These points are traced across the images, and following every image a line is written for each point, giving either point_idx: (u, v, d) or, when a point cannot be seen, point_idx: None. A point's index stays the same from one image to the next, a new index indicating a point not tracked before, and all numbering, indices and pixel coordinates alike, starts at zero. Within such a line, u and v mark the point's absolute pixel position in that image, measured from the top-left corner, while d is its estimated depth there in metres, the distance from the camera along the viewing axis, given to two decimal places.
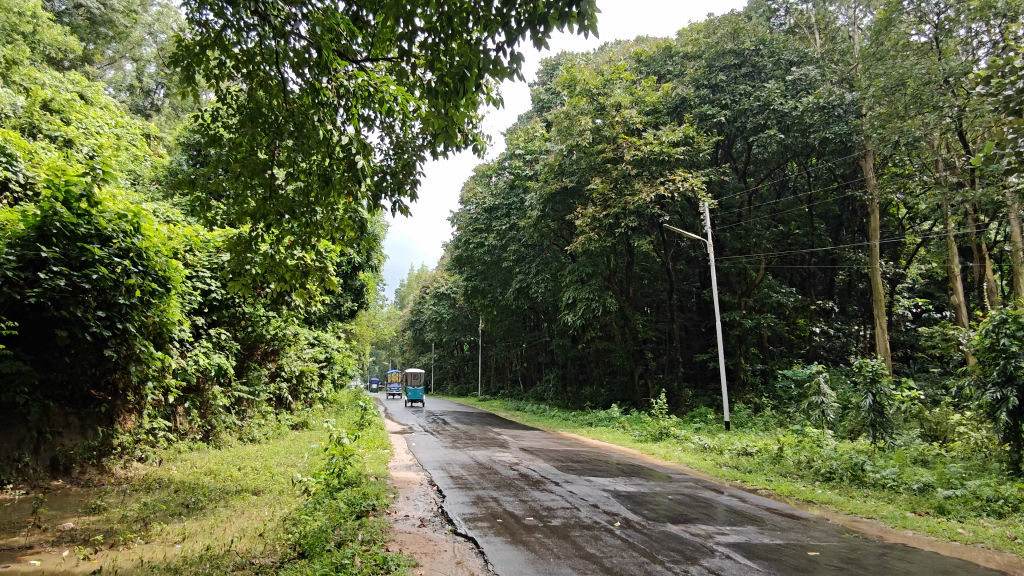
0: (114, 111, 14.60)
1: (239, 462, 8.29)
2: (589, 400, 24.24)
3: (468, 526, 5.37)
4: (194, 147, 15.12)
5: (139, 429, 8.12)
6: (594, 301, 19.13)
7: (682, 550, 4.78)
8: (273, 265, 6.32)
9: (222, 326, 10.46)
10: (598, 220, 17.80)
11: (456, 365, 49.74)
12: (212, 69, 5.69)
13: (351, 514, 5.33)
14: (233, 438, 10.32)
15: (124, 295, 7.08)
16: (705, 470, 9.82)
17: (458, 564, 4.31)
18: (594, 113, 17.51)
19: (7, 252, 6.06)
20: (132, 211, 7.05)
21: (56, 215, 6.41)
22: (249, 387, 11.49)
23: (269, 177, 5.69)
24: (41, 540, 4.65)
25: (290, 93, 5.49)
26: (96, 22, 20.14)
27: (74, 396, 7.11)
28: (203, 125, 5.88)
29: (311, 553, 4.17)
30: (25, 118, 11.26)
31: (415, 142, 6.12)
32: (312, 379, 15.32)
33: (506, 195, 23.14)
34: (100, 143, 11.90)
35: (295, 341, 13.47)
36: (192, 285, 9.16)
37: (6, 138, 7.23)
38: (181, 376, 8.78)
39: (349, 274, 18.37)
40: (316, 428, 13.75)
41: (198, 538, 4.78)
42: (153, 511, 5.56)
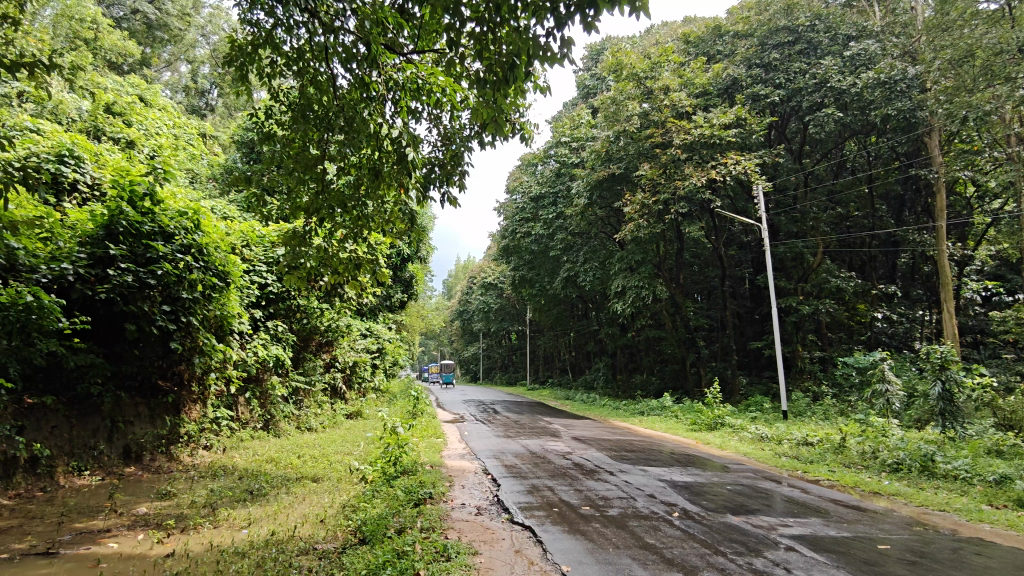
0: (171, 112, 15.11)
1: (298, 450, 8.54)
2: (640, 389, 24.08)
3: (525, 515, 5.40)
4: (248, 145, 15.53)
5: (204, 418, 8.47)
6: (644, 289, 18.88)
7: (744, 542, 4.69)
8: (327, 258, 6.48)
9: (279, 318, 10.80)
10: (647, 206, 17.53)
11: (504, 354, 49.89)
12: (264, 67, 5.83)
13: (410, 502, 5.43)
14: (292, 427, 10.63)
15: (187, 290, 7.35)
16: (764, 460, 9.62)
17: (517, 553, 4.34)
18: (641, 97, 17.32)
19: (79, 251, 6.40)
20: (192, 209, 7.32)
21: (122, 215, 6.69)
22: (305, 377, 11.84)
23: (321, 171, 5.90)
24: (118, 525, 4.89)
25: (341, 89, 5.61)
26: (152, 26, 20.85)
27: (143, 387, 7.48)
28: (257, 123, 6.06)
29: (373, 540, 4.27)
30: (89, 121, 11.77)
31: (463, 133, 6.10)
32: (365, 369, 15.61)
33: (553, 183, 22.90)
34: (160, 143, 12.31)
35: (348, 333, 13.79)
36: (250, 280, 9.52)
37: (73, 141, 7.54)
38: (242, 367, 9.10)
39: (398, 266, 18.63)
40: (370, 417, 14.03)
41: (264, 523, 4.94)
42: (220, 497, 5.78)
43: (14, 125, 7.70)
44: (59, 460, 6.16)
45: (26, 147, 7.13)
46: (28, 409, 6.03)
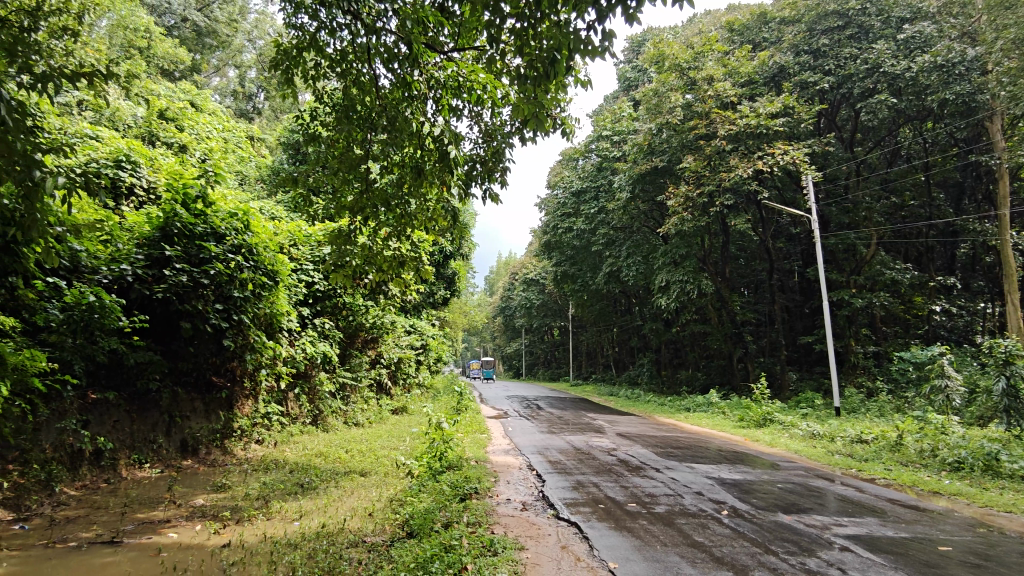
0: (221, 116, 15.56)
1: (347, 445, 8.71)
2: (686, 385, 23.74)
3: (570, 511, 5.39)
4: (294, 146, 15.90)
5: (256, 413, 8.72)
6: (688, 284, 18.60)
7: (796, 541, 4.58)
8: (372, 256, 6.60)
9: (326, 316, 11.05)
10: (692, 199, 17.25)
11: (547, 350, 49.79)
12: (308, 70, 5.97)
13: (456, 496, 5.48)
14: (340, 422, 10.84)
15: (238, 288, 7.58)
16: (816, 458, 9.37)
17: (563, 549, 4.33)
18: (684, 88, 17.12)
19: (136, 252, 6.68)
20: (242, 210, 7.54)
21: (176, 217, 6.94)
22: (352, 373, 12.06)
23: (365, 170, 6.00)
24: (178, 515, 5.09)
25: (383, 88, 5.70)
26: (201, 34, 21.58)
27: (198, 382, 7.75)
28: (303, 124, 6.21)
29: (420, 534, 4.33)
30: (144, 128, 12.22)
31: (504, 129, 6.10)
32: (410, 365, 15.80)
33: (595, 177, 22.73)
34: (210, 147, 12.71)
35: (393, 330, 13.98)
36: (298, 278, 9.77)
37: (129, 146, 7.85)
38: (291, 363, 9.34)
39: (441, 263, 18.81)
40: (415, 412, 14.20)
41: (315, 515, 5.07)
42: (273, 489, 5.94)
43: (75, 133, 8.06)
44: (121, 453, 6.43)
45: (87, 153, 7.47)
46: (92, 403, 6.31)
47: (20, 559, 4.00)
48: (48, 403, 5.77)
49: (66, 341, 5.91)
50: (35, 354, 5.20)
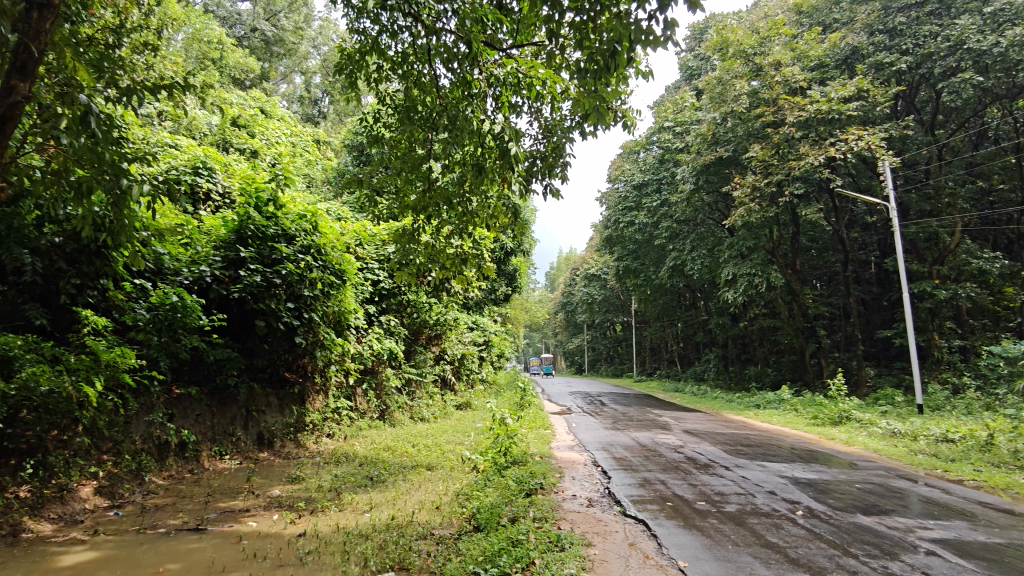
0: (289, 121, 16.12)
1: (413, 439, 8.88)
2: (755, 381, 23.05)
3: (638, 508, 5.32)
4: (359, 148, 16.35)
5: (326, 408, 9.01)
6: (757, 277, 18.05)
7: (877, 544, 4.38)
8: (435, 254, 6.71)
9: (390, 314, 11.34)
10: (759, 189, 16.72)
11: (609, 346, 49.22)
12: (371, 74, 6.16)
13: (521, 491, 5.51)
14: (406, 417, 11.07)
15: (308, 287, 7.84)
16: (897, 458, 8.92)
17: (631, 546, 4.29)
18: (750, 75, 16.68)
19: (214, 255, 7.05)
20: (310, 211, 7.81)
21: (250, 219, 7.26)
22: (417, 369, 12.29)
23: (427, 170, 6.11)
24: (256, 504, 5.32)
25: (443, 88, 5.80)
26: (269, 43, 22.56)
27: (272, 378, 8.09)
28: (367, 127, 6.41)
29: (487, 528, 4.37)
30: (219, 135, 12.81)
31: (564, 125, 6.06)
32: (473, 361, 15.98)
33: (657, 169, 22.49)
34: (279, 152, 13.21)
35: (455, 326, 14.22)
36: (364, 277, 10.04)
37: (206, 153, 8.26)
38: (359, 360, 9.62)
39: (502, 260, 18.92)
40: (478, 408, 14.34)
41: (384, 508, 5.19)
42: (344, 482, 6.14)
43: (158, 142, 8.55)
44: (203, 445, 6.78)
45: (168, 161, 7.89)
46: (176, 398, 6.68)
47: (117, 543, 4.28)
48: (137, 398, 6.10)
49: (152, 340, 6.27)
50: (126, 351, 5.54)
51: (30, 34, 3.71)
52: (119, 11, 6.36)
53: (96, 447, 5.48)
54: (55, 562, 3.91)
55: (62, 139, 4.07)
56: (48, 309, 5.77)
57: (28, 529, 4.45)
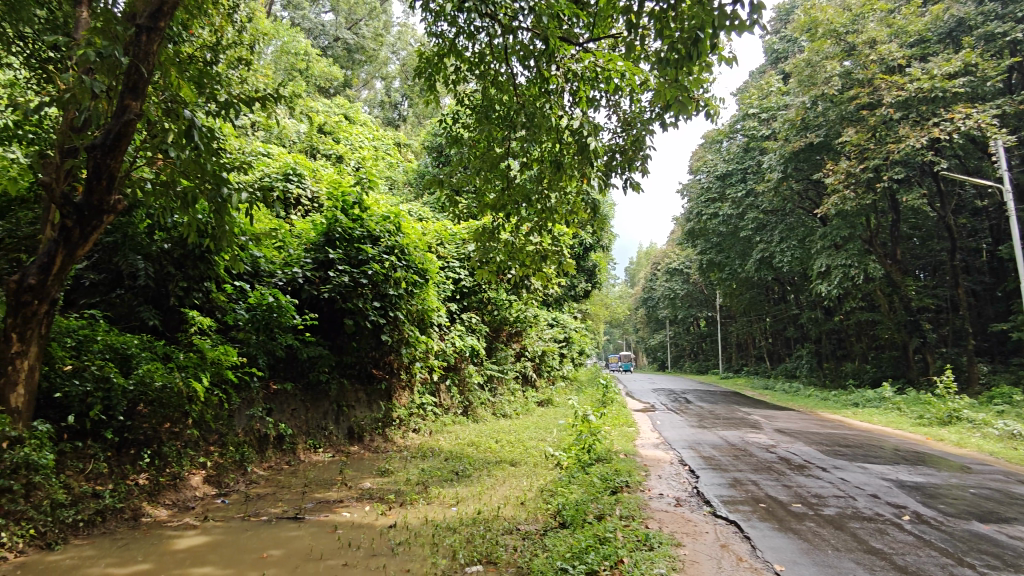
0: (371, 126, 16.64)
1: (496, 435, 8.98)
2: (853, 379, 21.83)
3: (729, 509, 5.17)
4: (438, 149, 16.68)
5: (412, 403, 9.25)
6: (853, 268, 17.10)
7: (997, 555, 4.06)
8: (514, 251, 6.75)
9: (472, 311, 11.54)
10: (854, 175, 15.82)
11: (692, 342, 47.94)
12: (449, 75, 6.37)
13: (606, 488, 5.47)
14: (488, 413, 11.19)
15: (393, 286, 8.10)
16: (1016, 462, 8.22)
17: (723, 548, 4.17)
18: (842, 55, 15.86)
19: (305, 256, 7.42)
20: (393, 213, 8.09)
21: (338, 222, 7.61)
22: (498, 366, 12.43)
23: (506, 168, 6.18)
24: (349, 496, 5.55)
25: (520, 86, 5.85)
26: (351, 51, 23.41)
27: (361, 374, 8.39)
28: (446, 127, 6.61)
29: (573, 524, 4.37)
30: (307, 142, 13.40)
31: (644, 116, 5.94)
32: (553, 357, 15.97)
33: (742, 159, 21.76)
34: (363, 155, 13.71)
35: (535, 323, 14.30)
36: (446, 276, 10.26)
37: (296, 160, 8.71)
38: (442, 357, 9.83)
39: (581, 256, 18.82)
40: (560, 404, 14.31)
41: (470, 502, 5.29)
42: (431, 476, 6.29)
43: (253, 152, 9.11)
44: (299, 438, 7.13)
45: (261, 169, 8.34)
46: (274, 393, 7.06)
47: (224, 528, 4.58)
48: (239, 393, 6.50)
49: (251, 338, 6.65)
50: (227, 349, 5.90)
51: (140, 56, 4.09)
52: (216, 29, 6.77)
53: (203, 439, 5.87)
54: (171, 544, 4.23)
55: (170, 152, 4.40)
56: (160, 310, 6.24)
57: (146, 513, 4.83)
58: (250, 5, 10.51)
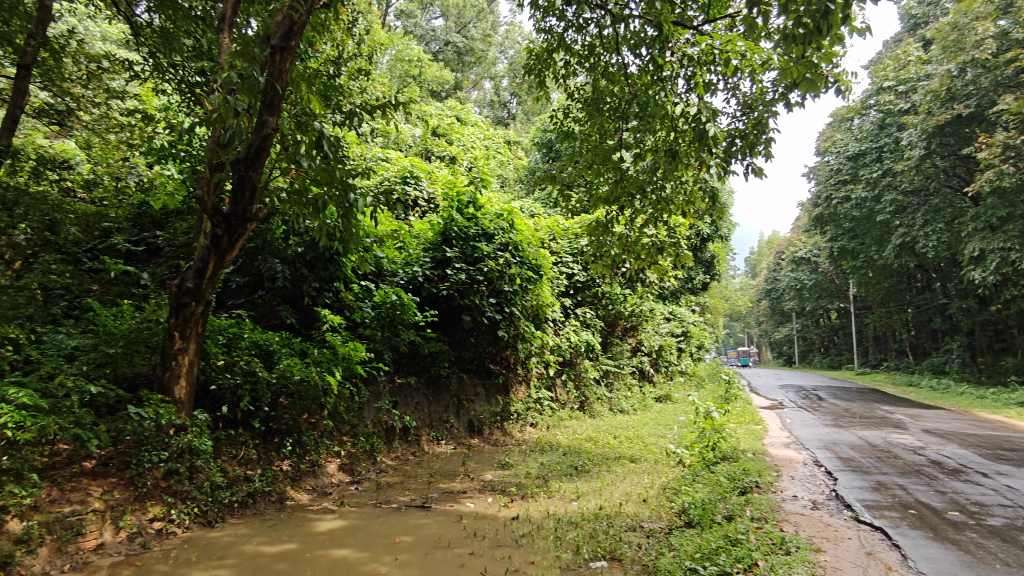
0: (482, 126, 17.00)
1: (613, 431, 8.88)
2: (1016, 374, 19.53)
3: (873, 515, 4.80)
4: (548, 145, 16.79)
5: (529, 398, 9.35)
6: (1013, 252, 15.32)
7: None
8: (629, 244, 6.66)
9: (587, 306, 11.52)
10: (1012, 146, 14.18)
11: (823, 336, 44.96)
12: (559, 70, 6.45)
13: (735, 488, 5.25)
14: (605, 408, 11.10)
15: (508, 283, 8.24)
16: None
17: (869, 555, 3.89)
18: (996, 14, 14.29)
19: (425, 256, 7.76)
20: (506, 210, 8.28)
21: (454, 221, 7.91)
22: (614, 361, 12.30)
23: (618, 160, 6.09)
24: (472, 487, 5.72)
25: (632, 76, 5.79)
26: (461, 53, 24.06)
27: (479, 368, 8.62)
28: (557, 123, 6.67)
29: (701, 524, 4.25)
30: (423, 145, 13.93)
31: (766, 97, 5.66)
32: (671, 352, 15.56)
33: (877, 137, 20.11)
34: (475, 155, 14.03)
35: (652, 317, 13.99)
36: (559, 271, 10.32)
37: (414, 164, 9.13)
38: (558, 352, 9.90)
39: (698, 246, 18.21)
40: (680, 400, 13.88)
41: (591, 497, 5.27)
42: (551, 470, 6.33)
43: (375, 158, 9.61)
44: (423, 430, 7.43)
45: (382, 173, 8.76)
46: (399, 387, 7.42)
47: (359, 514, 4.87)
48: (368, 386, 6.89)
49: (376, 334, 7.02)
50: (356, 345, 6.27)
51: (275, 75, 4.44)
52: (338, 44, 7.18)
53: (337, 429, 6.27)
54: (314, 526, 4.55)
55: (304, 162, 4.75)
56: (296, 309, 6.73)
57: (290, 497, 5.23)
58: (370, 18, 11.09)
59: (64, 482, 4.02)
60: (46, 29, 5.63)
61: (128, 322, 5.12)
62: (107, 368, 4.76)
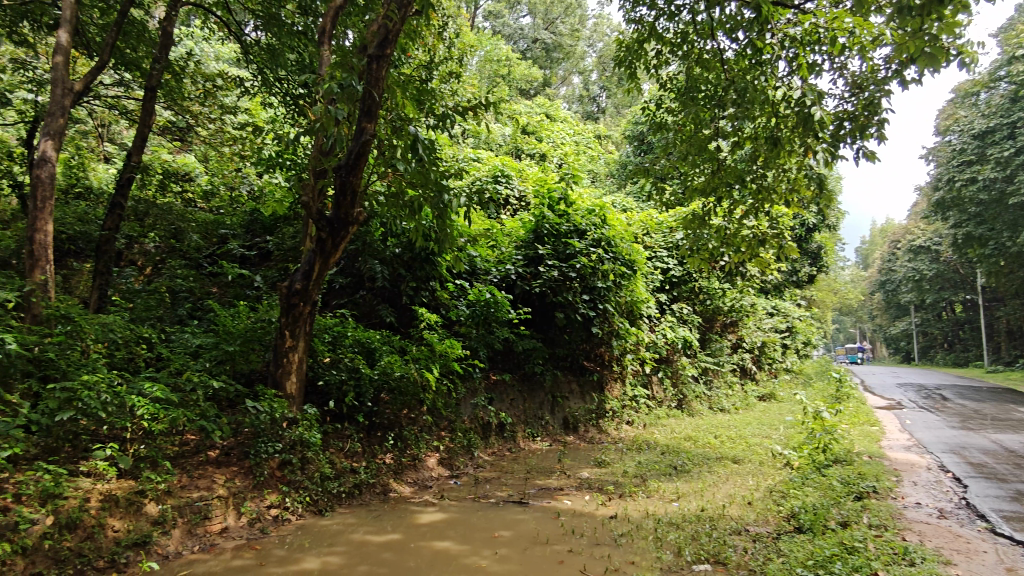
0: (571, 121, 16.91)
1: (714, 430, 8.59)
2: None
3: (1013, 527, 4.37)
4: (639, 137, 16.48)
5: (624, 396, 9.22)
6: None
7: None
8: (728, 237, 6.38)
9: (683, 301, 11.23)
10: None
11: (946, 331, 41.45)
12: (651, 60, 6.34)
13: (849, 493, 4.94)
14: (705, 407, 10.75)
15: (601, 279, 8.15)
16: None
17: (1008, 572, 3.55)
18: None
19: (517, 253, 7.84)
20: (598, 205, 8.20)
21: (545, 218, 7.94)
22: (714, 358, 11.89)
23: (715, 150, 5.85)
24: (569, 484, 5.71)
25: (729, 61, 5.62)
26: (549, 50, 24.01)
27: (573, 365, 8.60)
28: (649, 114, 6.54)
29: (813, 530, 4.03)
30: (513, 144, 14.03)
31: (878, 76, 5.30)
32: (775, 349, 14.84)
33: (1008, 111, 18.25)
34: (566, 151, 13.99)
35: (753, 312, 13.43)
36: (653, 266, 10.13)
37: (504, 162, 9.21)
38: (654, 349, 9.71)
39: (803, 237, 17.29)
40: (786, 399, 13.21)
41: (692, 498, 5.12)
42: (649, 469, 6.21)
43: (467, 159, 9.78)
44: (518, 427, 7.50)
45: (474, 174, 8.91)
46: (494, 383, 7.54)
47: (459, 508, 4.97)
48: (464, 383, 7.04)
49: (471, 332, 7.14)
50: (453, 342, 6.41)
51: (372, 82, 4.62)
52: (430, 49, 7.35)
53: (436, 425, 6.45)
54: (416, 518, 4.70)
55: (401, 165, 4.91)
56: (394, 308, 6.96)
57: (393, 489, 5.43)
58: (460, 21, 11.30)
59: (193, 470, 4.38)
60: (168, 54, 6.06)
61: (245, 321, 5.48)
62: (227, 365, 5.13)
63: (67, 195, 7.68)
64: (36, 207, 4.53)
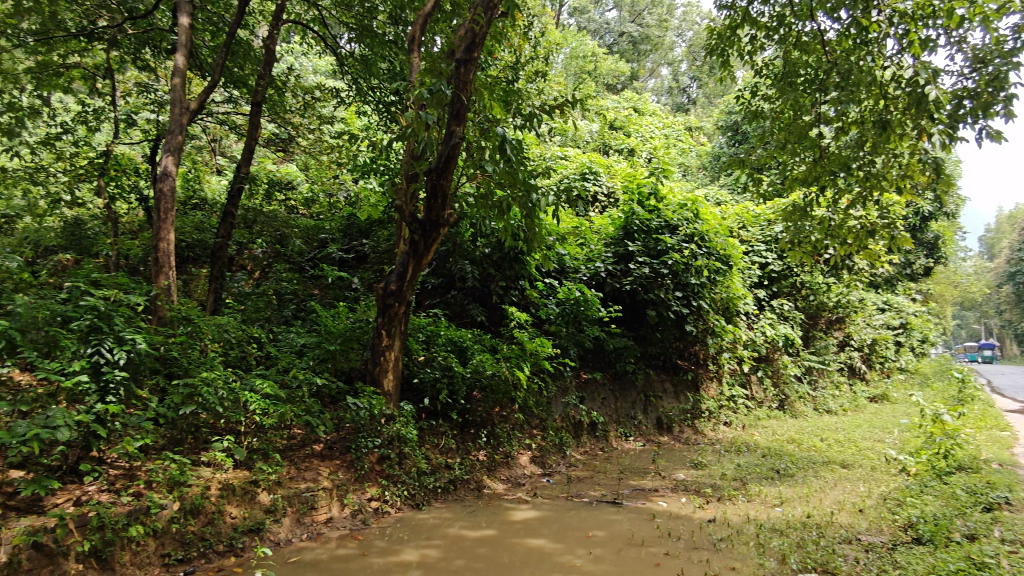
0: (660, 114, 16.51)
1: (820, 433, 8.14)
2: None
3: None
4: (733, 127, 15.89)
5: (721, 396, 8.92)
6: None
7: None
8: (833, 229, 5.98)
9: (784, 297, 10.77)
10: None
11: None
12: (744, 47, 6.09)
13: (977, 503, 4.54)
14: (809, 408, 10.20)
15: (694, 275, 7.92)
16: None
17: None
18: None
19: (607, 251, 7.78)
20: (690, 199, 7.99)
21: (636, 214, 7.84)
22: (818, 356, 11.27)
23: (817, 137, 5.53)
24: (664, 486, 5.59)
25: (831, 42, 5.33)
26: (636, 42, 23.54)
27: (666, 364, 8.43)
28: (743, 103, 6.27)
29: (934, 541, 3.74)
30: (600, 140, 13.88)
31: (1002, 49, 4.87)
32: (888, 347, 13.85)
33: None
34: (655, 145, 13.68)
35: (862, 308, 12.61)
36: (751, 261, 9.78)
37: (591, 159, 9.08)
38: (752, 347, 9.33)
39: (917, 227, 16.24)
40: (900, 400, 12.30)
41: (797, 504, 4.86)
42: (750, 472, 5.97)
43: (554, 157, 9.76)
44: (611, 426, 7.42)
45: (561, 172, 8.91)
46: (585, 382, 7.50)
47: (552, 506, 4.98)
48: (555, 382, 7.05)
49: (561, 331, 7.12)
50: (543, 341, 6.43)
51: (460, 86, 4.71)
52: (516, 49, 7.40)
53: (528, 423, 6.49)
54: (509, 515, 4.75)
55: (489, 166, 4.98)
56: (485, 307, 7.06)
57: (487, 486, 5.51)
58: (545, 19, 11.29)
59: (300, 462, 4.63)
60: (271, 70, 6.43)
61: (344, 322, 5.74)
62: (329, 363, 5.38)
63: (185, 207, 8.34)
64: (159, 217, 4.92)
